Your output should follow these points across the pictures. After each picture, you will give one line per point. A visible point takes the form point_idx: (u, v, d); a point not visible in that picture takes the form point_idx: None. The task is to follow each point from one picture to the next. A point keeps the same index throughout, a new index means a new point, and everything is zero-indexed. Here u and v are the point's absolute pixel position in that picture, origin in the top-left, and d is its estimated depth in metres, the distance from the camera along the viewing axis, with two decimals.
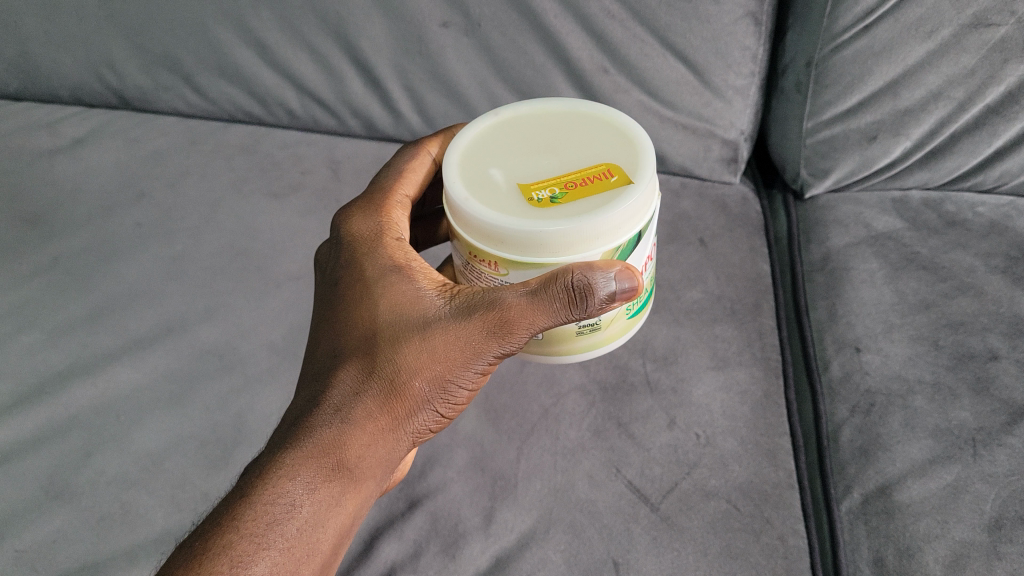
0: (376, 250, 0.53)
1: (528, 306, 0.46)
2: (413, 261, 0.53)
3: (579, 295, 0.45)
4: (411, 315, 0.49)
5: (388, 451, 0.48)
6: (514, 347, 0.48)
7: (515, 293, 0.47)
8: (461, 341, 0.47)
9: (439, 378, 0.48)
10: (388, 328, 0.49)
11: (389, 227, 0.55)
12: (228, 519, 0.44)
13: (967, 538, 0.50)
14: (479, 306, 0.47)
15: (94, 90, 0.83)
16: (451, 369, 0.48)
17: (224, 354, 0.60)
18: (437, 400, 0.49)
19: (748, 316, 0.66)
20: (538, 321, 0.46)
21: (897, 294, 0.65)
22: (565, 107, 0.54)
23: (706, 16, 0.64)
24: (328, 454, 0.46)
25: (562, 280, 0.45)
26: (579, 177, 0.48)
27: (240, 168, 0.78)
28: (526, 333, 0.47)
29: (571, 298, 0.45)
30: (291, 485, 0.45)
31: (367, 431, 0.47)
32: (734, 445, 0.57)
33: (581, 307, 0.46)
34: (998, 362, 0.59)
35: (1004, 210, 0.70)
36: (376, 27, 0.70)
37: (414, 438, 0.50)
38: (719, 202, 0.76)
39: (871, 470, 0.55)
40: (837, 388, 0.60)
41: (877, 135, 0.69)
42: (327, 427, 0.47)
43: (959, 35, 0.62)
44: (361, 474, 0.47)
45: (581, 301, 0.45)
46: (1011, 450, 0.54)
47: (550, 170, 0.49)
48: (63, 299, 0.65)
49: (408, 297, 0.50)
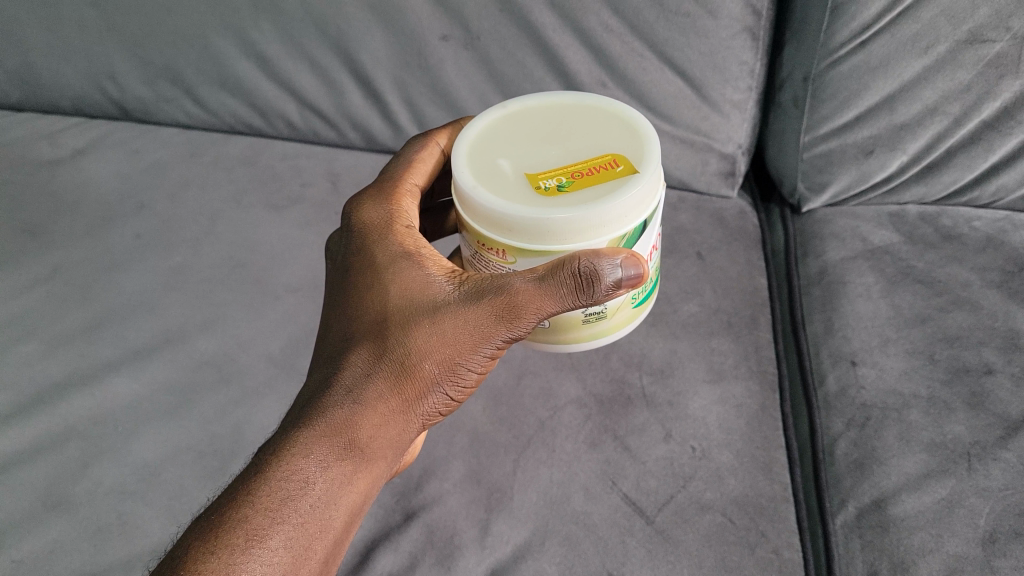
0: (386, 237, 0.53)
1: (536, 292, 0.46)
2: (423, 247, 0.53)
3: (585, 281, 0.45)
4: (421, 299, 0.49)
5: (399, 432, 0.49)
6: (522, 333, 0.48)
7: (522, 279, 0.46)
8: (471, 325, 0.48)
9: (449, 360, 0.48)
10: (399, 312, 0.49)
11: (398, 214, 0.55)
12: (243, 495, 0.44)
13: (961, 552, 0.51)
14: (488, 291, 0.47)
15: (95, 100, 0.84)
16: (461, 353, 0.48)
17: (222, 365, 0.61)
18: (446, 383, 0.49)
19: (745, 329, 0.65)
20: (545, 307, 0.46)
21: (893, 308, 0.65)
22: (569, 100, 0.54)
23: (703, 31, 0.64)
24: (340, 433, 0.46)
25: (568, 266, 0.45)
26: (584, 167, 0.49)
27: (239, 179, 0.77)
28: (534, 318, 0.47)
29: (577, 284, 0.45)
30: (305, 462, 0.45)
31: (379, 411, 0.48)
32: (730, 458, 0.57)
33: (587, 294, 0.45)
34: (992, 376, 0.60)
35: (1000, 224, 0.70)
36: (376, 40, 0.70)
37: (424, 422, 0.50)
38: (717, 215, 0.75)
39: (866, 484, 0.56)
40: (832, 402, 0.61)
41: (873, 149, 0.69)
42: (339, 407, 0.47)
43: (955, 51, 0.62)
44: (373, 452, 0.47)
45: (587, 287, 0.45)
46: (1006, 465, 0.55)
47: (556, 161, 0.50)
48: (63, 309, 0.65)
49: (418, 282, 0.50)
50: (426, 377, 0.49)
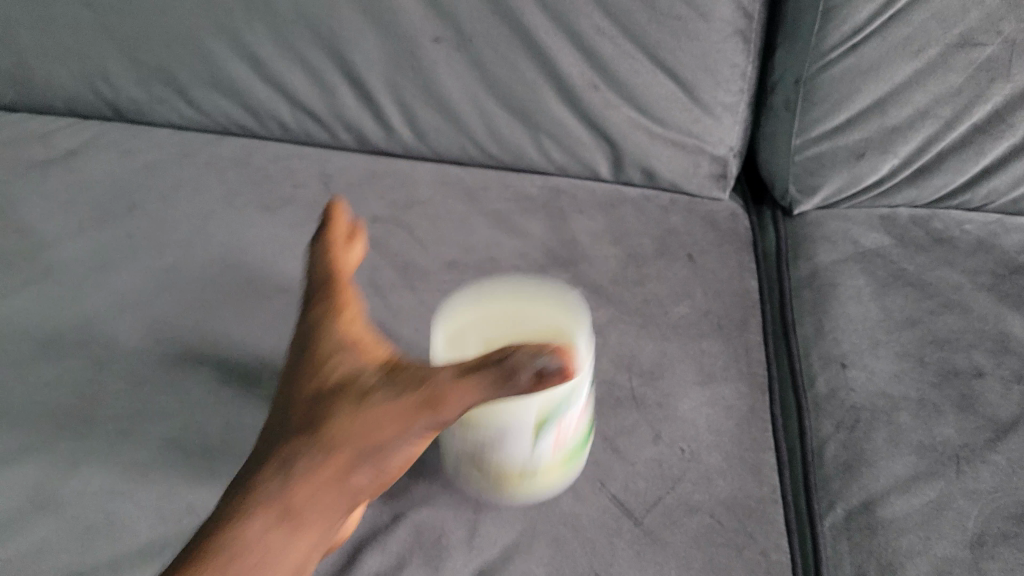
0: (325, 318, 0.48)
1: (457, 385, 0.40)
2: (359, 314, 0.48)
3: (512, 373, 0.38)
4: (357, 369, 0.44)
5: (331, 504, 0.42)
6: (450, 421, 0.41)
7: (446, 371, 0.41)
8: (395, 415, 0.41)
9: (361, 446, 0.41)
10: (333, 387, 0.44)
11: (340, 300, 0.49)
12: (187, 552, 0.43)
13: (949, 554, 0.52)
14: (414, 381, 0.42)
15: (88, 102, 0.83)
16: (389, 441, 0.41)
17: (213, 364, 0.61)
18: (375, 461, 0.42)
19: (735, 332, 0.65)
20: (470, 400, 0.40)
21: (883, 310, 0.65)
22: (546, 278, 0.52)
23: (696, 32, 0.65)
24: (275, 502, 0.42)
25: (494, 363, 0.39)
26: (544, 379, 0.48)
27: (230, 180, 0.75)
28: (456, 413, 0.40)
29: (504, 376, 0.38)
30: (248, 528, 0.42)
31: (310, 481, 0.42)
32: (719, 460, 0.57)
33: (512, 386, 0.38)
34: (983, 380, 0.61)
35: (991, 227, 0.71)
36: (369, 42, 0.71)
37: (358, 499, 0.43)
38: (709, 218, 0.73)
39: (855, 486, 0.56)
40: (822, 405, 0.61)
41: (865, 152, 0.69)
42: (270, 481, 0.42)
43: (946, 54, 0.64)
44: (308, 519, 0.42)
45: (512, 379, 0.38)
46: (995, 467, 0.56)
47: (504, 338, 0.48)
48: (53, 309, 0.64)
49: (364, 340, 0.45)
50: (340, 462, 0.42)
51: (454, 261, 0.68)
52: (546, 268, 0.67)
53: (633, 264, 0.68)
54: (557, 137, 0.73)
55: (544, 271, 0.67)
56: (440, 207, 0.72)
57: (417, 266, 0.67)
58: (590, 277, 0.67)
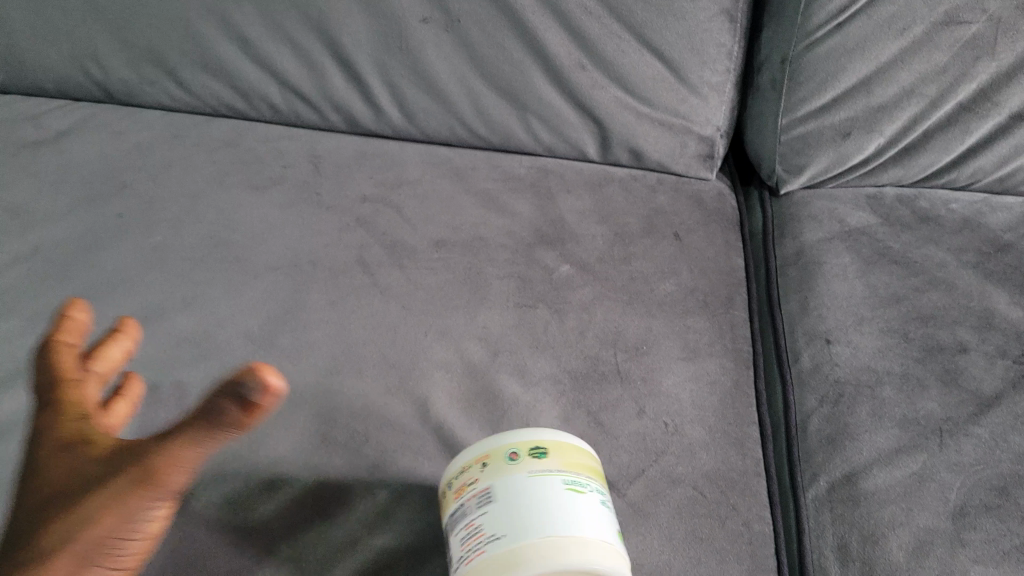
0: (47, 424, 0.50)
1: (179, 440, 0.43)
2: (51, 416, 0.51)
3: (228, 413, 0.41)
4: (75, 480, 0.46)
5: None
6: (168, 491, 0.44)
7: (167, 437, 0.44)
8: (106, 500, 0.44)
9: (95, 535, 0.43)
10: (81, 476, 0.46)
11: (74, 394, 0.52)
12: None
13: (931, 525, 0.53)
14: (134, 454, 0.45)
15: (78, 83, 0.79)
16: (128, 513, 0.44)
17: (200, 342, 0.61)
18: (100, 557, 0.44)
19: (721, 309, 0.65)
20: (184, 455, 0.44)
21: (868, 288, 0.66)
22: (567, 491, 0.46)
23: (682, 12, 0.66)
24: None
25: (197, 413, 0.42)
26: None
27: (221, 162, 0.74)
28: (171, 473, 0.44)
29: (201, 422, 0.42)
30: None
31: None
32: (702, 434, 0.58)
33: (217, 429, 0.42)
34: (967, 355, 0.62)
35: (977, 207, 0.72)
36: (357, 23, 0.71)
37: None
38: (695, 197, 0.74)
39: (838, 459, 0.56)
40: (806, 379, 0.61)
41: (850, 132, 0.69)
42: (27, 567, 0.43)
43: (931, 33, 0.64)
44: None
45: (216, 424, 0.42)
46: (977, 440, 0.57)
47: None
48: (42, 286, 0.64)
49: (70, 464, 0.47)
50: (69, 562, 0.43)
51: (442, 239, 0.68)
52: (534, 246, 0.68)
53: (620, 243, 0.69)
54: (545, 117, 0.73)
55: (532, 250, 0.68)
56: (428, 187, 0.72)
57: (405, 244, 0.68)
58: (578, 255, 0.67)
